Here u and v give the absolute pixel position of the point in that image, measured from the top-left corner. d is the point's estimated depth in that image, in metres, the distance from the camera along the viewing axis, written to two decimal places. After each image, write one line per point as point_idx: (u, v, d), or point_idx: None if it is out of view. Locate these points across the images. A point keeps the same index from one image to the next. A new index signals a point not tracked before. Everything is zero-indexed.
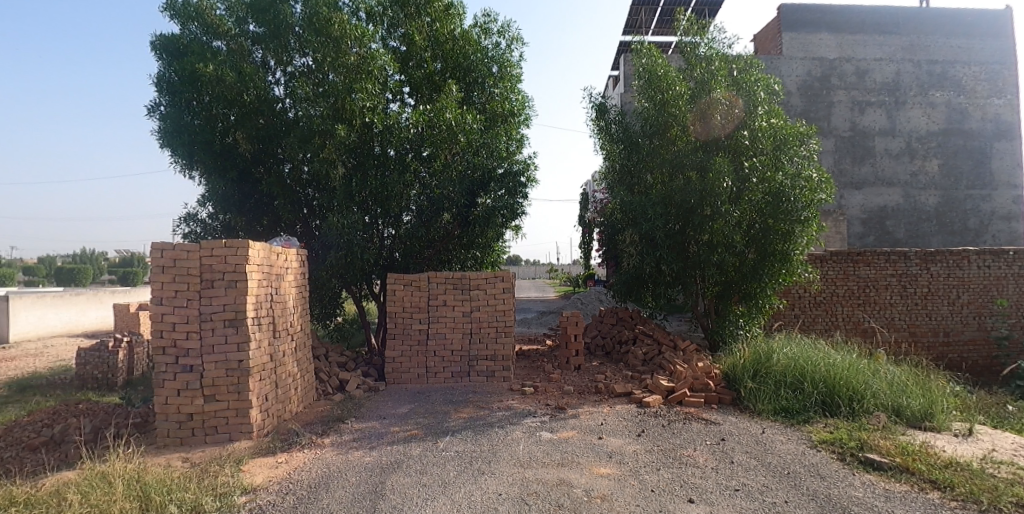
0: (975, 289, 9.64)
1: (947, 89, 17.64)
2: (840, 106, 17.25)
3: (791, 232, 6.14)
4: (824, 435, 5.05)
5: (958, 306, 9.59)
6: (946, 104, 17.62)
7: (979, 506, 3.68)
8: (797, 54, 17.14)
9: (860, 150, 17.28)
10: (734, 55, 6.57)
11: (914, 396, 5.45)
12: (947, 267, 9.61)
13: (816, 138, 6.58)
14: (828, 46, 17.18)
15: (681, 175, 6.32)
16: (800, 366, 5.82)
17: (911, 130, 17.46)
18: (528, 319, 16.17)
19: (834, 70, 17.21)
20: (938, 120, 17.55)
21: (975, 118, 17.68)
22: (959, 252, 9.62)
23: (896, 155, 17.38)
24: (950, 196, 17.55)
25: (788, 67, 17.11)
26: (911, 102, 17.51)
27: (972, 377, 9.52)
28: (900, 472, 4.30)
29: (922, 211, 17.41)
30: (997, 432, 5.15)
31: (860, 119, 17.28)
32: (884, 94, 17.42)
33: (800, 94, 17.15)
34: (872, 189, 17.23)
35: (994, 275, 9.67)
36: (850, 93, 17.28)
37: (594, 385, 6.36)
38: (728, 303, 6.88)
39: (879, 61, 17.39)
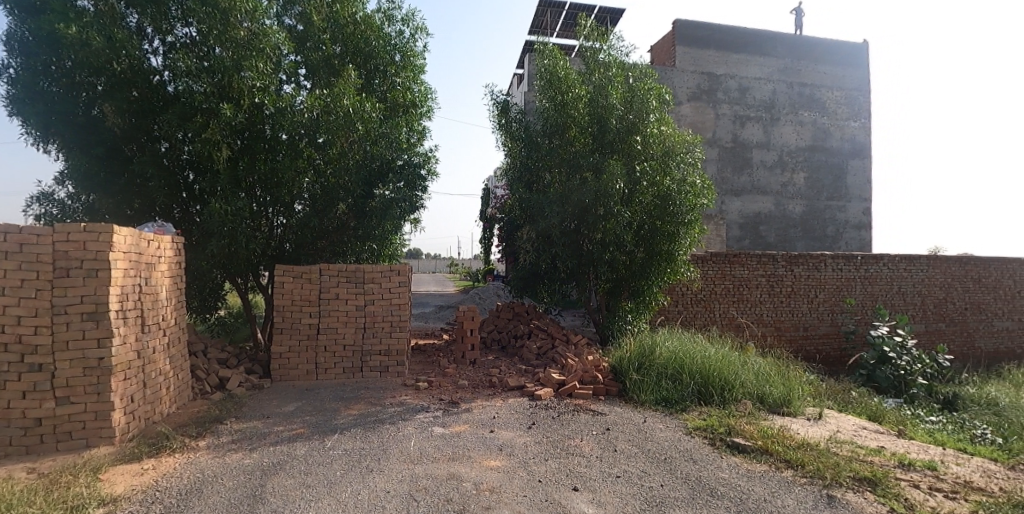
0: (829, 288, 10.84)
1: (813, 109, 19.69)
2: (724, 119, 18.75)
3: (676, 234, 6.50)
4: (697, 421, 5.45)
5: (815, 303, 10.75)
6: (813, 123, 19.69)
7: (823, 481, 4.45)
8: (688, 67, 18.36)
9: (740, 161, 18.89)
10: (631, 63, 6.82)
11: (775, 384, 6.00)
12: (808, 268, 10.74)
13: (702, 147, 6.96)
14: (717, 62, 18.60)
15: (578, 174, 6.52)
16: (679, 358, 6.19)
17: (784, 145, 19.35)
18: (427, 313, 16.01)
19: (720, 85, 18.69)
20: (805, 137, 19.58)
21: (835, 138, 19.95)
22: (817, 255, 10.79)
23: (769, 167, 19.20)
24: (814, 207, 19.66)
25: (680, 79, 18.27)
26: (784, 119, 19.37)
27: (823, 367, 10.70)
28: (761, 454, 4.88)
29: (790, 219, 19.33)
30: (841, 415, 5.81)
31: (741, 132, 18.87)
32: (761, 110, 19.13)
33: (690, 104, 18.39)
34: (749, 198, 18.89)
35: (845, 277, 10.93)
36: (733, 108, 18.83)
37: (489, 378, 6.38)
38: (618, 299, 7.08)
39: (758, 80, 19.09)
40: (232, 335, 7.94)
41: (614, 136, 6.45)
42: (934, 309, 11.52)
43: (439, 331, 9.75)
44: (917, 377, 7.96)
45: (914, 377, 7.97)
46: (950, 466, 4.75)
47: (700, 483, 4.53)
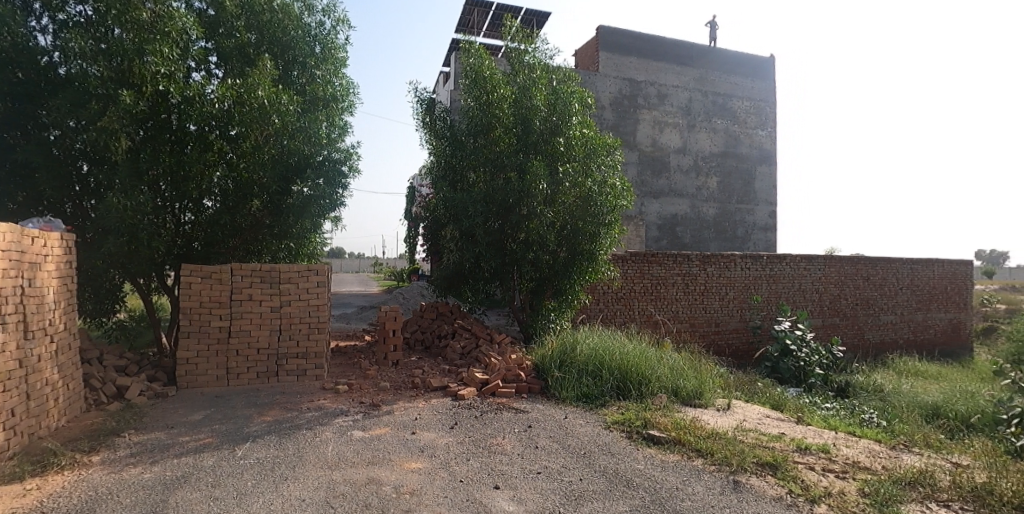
0: (738, 286, 11.49)
1: (725, 118, 20.96)
2: (644, 124, 19.49)
3: (597, 235, 6.62)
4: (615, 416, 5.62)
5: (726, 300, 11.34)
6: (725, 130, 20.94)
7: (730, 468, 4.73)
8: (611, 72, 18.98)
9: (659, 165, 19.70)
10: (554, 67, 6.99)
11: (688, 378, 6.30)
12: (719, 268, 11.30)
13: (621, 150, 7.17)
14: (637, 69, 19.35)
15: (502, 174, 6.49)
16: (599, 355, 6.37)
17: (698, 150, 20.37)
18: (347, 314, 15.51)
19: (640, 91, 19.40)
20: (717, 143, 20.78)
21: (745, 145, 21.35)
22: (727, 256, 11.41)
23: (685, 171, 20.16)
24: (725, 209, 20.87)
25: (603, 84, 18.77)
26: (699, 126, 20.45)
27: (731, 360, 11.26)
28: (674, 444, 5.10)
29: (704, 220, 20.40)
30: (749, 405, 6.17)
31: (659, 137, 19.70)
32: (678, 117, 20.04)
33: (612, 109, 18.93)
34: (666, 200, 19.73)
35: (752, 276, 11.64)
36: (652, 114, 19.59)
37: (411, 379, 6.29)
38: (541, 298, 7.20)
39: (676, 88, 20.05)
40: (132, 341, 7.33)
41: (538, 136, 6.53)
42: (830, 305, 12.52)
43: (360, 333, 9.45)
44: (815, 368, 8.58)
45: (812, 367, 8.61)
46: (841, 448, 5.13)
47: (618, 475, 4.66)
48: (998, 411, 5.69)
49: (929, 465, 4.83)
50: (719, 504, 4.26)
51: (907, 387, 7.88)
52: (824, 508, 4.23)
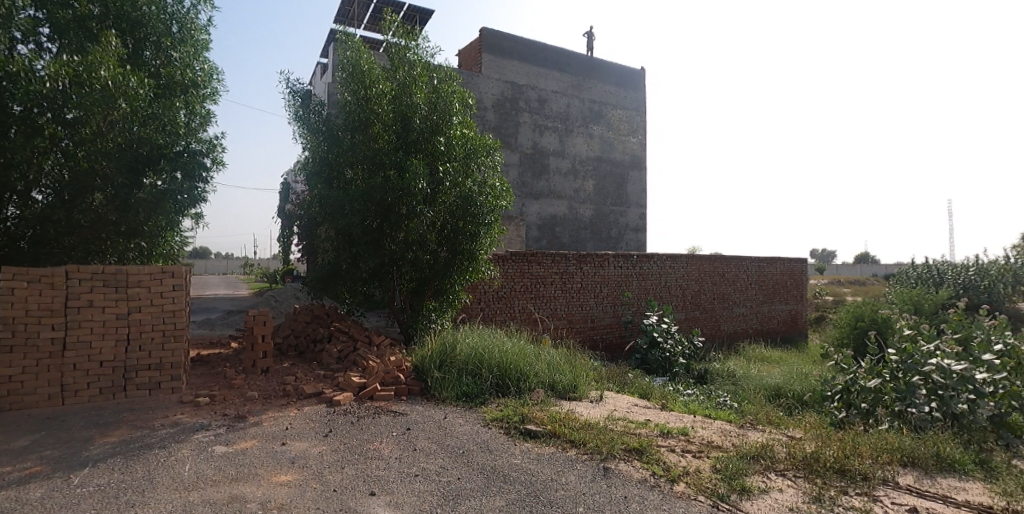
0: (613, 283, 11.45)
1: (600, 125, 22.19)
2: (524, 127, 20.05)
3: (476, 234, 6.71)
4: (494, 413, 5.74)
5: (601, 297, 11.18)
6: (601, 137, 22.12)
7: (601, 455, 5.02)
8: (493, 75, 19.35)
9: (539, 167, 20.28)
10: (436, 64, 6.95)
11: (564, 372, 6.61)
12: (595, 265, 11.11)
13: (502, 151, 7.30)
14: (519, 73, 19.99)
15: (381, 172, 6.33)
16: (479, 354, 6.46)
17: (575, 155, 21.28)
18: (211, 320, 14.08)
19: (521, 94, 20.01)
20: (594, 147, 21.86)
21: (618, 150, 22.71)
22: (601, 254, 11.26)
23: (563, 173, 20.91)
24: (600, 211, 21.94)
25: (485, 84, 19.11)
26: (576, 131, 21.42)
27: (606, 355, 11.04)
28: (550, 437, 5.31)
29: (580, 221, 21.28)
30: (618, 395, 6.59)
31: (539, 140, 20.34)
32: (557, 121, 20.88)
33: (494, 110, 19.29)
34: (546, 201, 20.29)
35: (624, 273, 11.71)
36: (533, 117, 20.25)
37: (282, 387, 5.98)
38: (422, 298, 7.16)
39: (556, 94, 20.95)
40: None
41: (417, 135, 6.52)
42: (692, 298, 13.45)
43: (225, 340, 8.65)
44: (678, 357, 9.44)
45: (675, 357, 9.43)
46: (698, 430, 5.62)
47: (497, 471, 4.73)
48: (824, 389, 6.63)
49: (770, 440, 5.41)
50: (589, 491, 4.49)
51: (754, 371, 8.75)
52: (681, 485, 4.65)
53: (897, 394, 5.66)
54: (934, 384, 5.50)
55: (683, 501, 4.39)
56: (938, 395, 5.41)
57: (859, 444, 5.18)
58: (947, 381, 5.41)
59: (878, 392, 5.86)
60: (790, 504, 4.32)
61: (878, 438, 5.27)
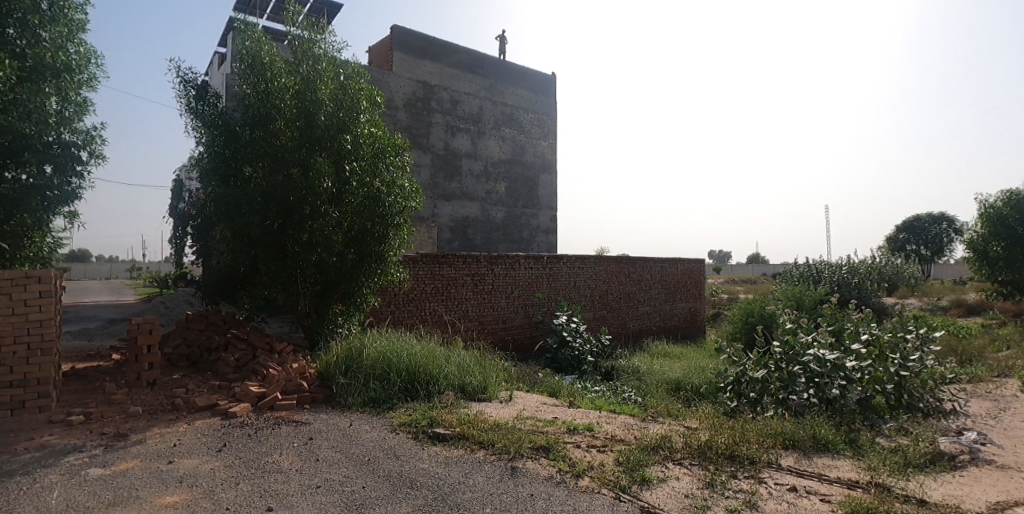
0: (523, 284, 11.58)
1: (512, 128, 22.41)
2: (437, 127, 19.81)
3: (385, 235, 6.73)
4: (403, 418, 5.86)
5: (512, 298, 11.27)
6: (512, 140, 22.36)
7: (508, 455, 5.13)
8: (404, 74, 19.03)
9: (451, 168, 20.08)
10: (344, 60, 7.00)
11: (475, 374, 6.81)
12: (505, 267, 11.20)
13: (412, 152, 7.38)
14: (431, 73, 19.68)
15: (283, 170, 6.31)
16: (387, 358, 6.54)
17: (487, 157, 21.34)
18: (88, 331, 12.78)
19: (433, 95, 19.71)
20: (505, 149, 22.04)
21: (529, 153, 23.05)
22: (512, 256, 11.34)
23: (476, 176, 20.91)
24: (511, 213, 22.13)
25: (396, 83, 18.65)
26: (488, 133, 21.47)
27: (516, 355, 11.19)
28: (459, 439, 5.44)
29: (492, 223, 21.32)
30: (527, 395, 6.86)
31: (452, 141, 20.17)
32: (468, 123, 20.81)
33: (405, 110, 18.90)
34: (458, 202, 20.12)
35: (534, 274, 11.86)
36: (445, 118, 20.03)
37: (171, 401, 5.66)
38: (328, 302, 7.08)
39: (468, 95, 20.89)
40: None
41: (324, 130, 6.44)
42: (600, 298, 13.84)
43: (108, 353, 7.89)
44: (586, 356, 9.83)
45: (584, 355, 9.81)
46: (604, 425, 5.87)
47: (405, 477, 4.65)
48: (718, 380, 7.07)
49: (670, 431, 5.72)
50: (497, 492, 4.50)
51: (657, 367, 9.21)
52: (586, 480, 4.80)
53: (780, 382, 6.11)
54: (811, 372, 6.00)
55: (587, 494, 4.54)
56: (815, 382, 5.89)
57: (748, 430, 5.56)
58: (822, 370, 5.94)
59: (765, 381, 6.25)
60: (686, 491, 4.61)
61: (764, 424, 5.68)
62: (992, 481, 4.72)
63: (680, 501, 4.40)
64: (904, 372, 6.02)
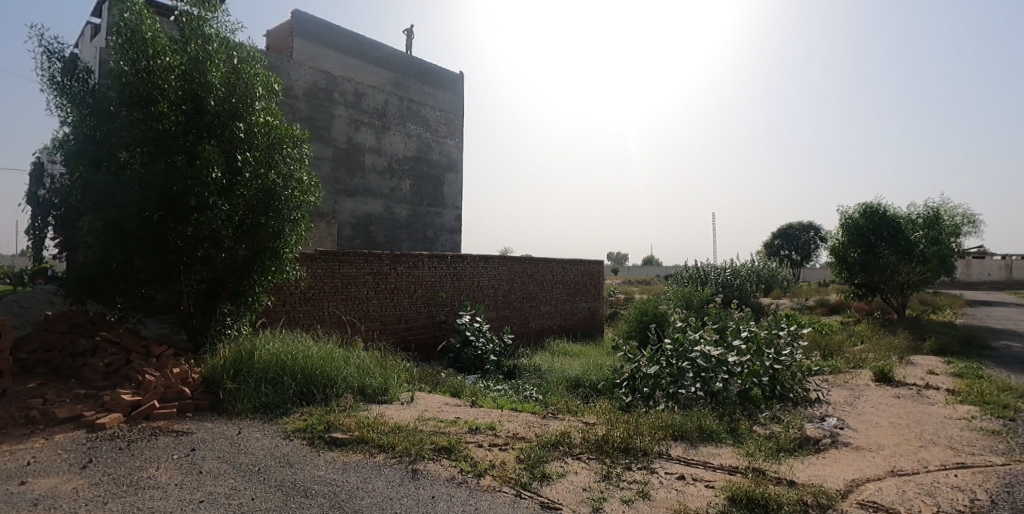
0: (426, 283, 11.46)
1: (418, 124, 22.17)
2: (340, 120, 19.04)
3: (280, 230, 6.55)
4: (298, 423, 5.60)
5: (415, 298, 11.13)
6: (418, 138, 22.07)
7: (409, 457, 5.03)
8: (305, 61, 18.16)
9: (354, 163, 19.39)
10: (237, 42, 6.75)
11: (375, 376, 6.77)
12: (409, 266, 11.04)
13: (311, 143, 7.25)
14: (333, 63, 18.95)
15: (166, 157, 5.89)
16: (280, 360, 6.31)
17: (391, 154, 20.84)
18: None
19: (336, 86, 18.99)
20: (410, 147, 21.71)
21: (435, 152, 22.84)
22: (416, 254, 11.21)
23: (380, 172, 20.33)
24: (416, 211, 21.85)
25: (297, 71, 17.81)
26: (393, 129, 21.01)
27: (418, 355, 11.03)
28: (356, 443, 5.27)
29: (396, 221, 20.92)
30: (428, 395, 6.91)
31: (355, 135, 19.49)
32: (374, 117, 20.26)
33: (306, 100, 18.06)
34: (360, 199, 19.44)
35: (437, 274, 11.81)
36: (349, 111, 19.33)
37: (25, 413, 4.98)
38: (216, 301, 6.70)
39: (373, 89, 20.33)
40: None
41: (214, 116, 6.16)
42: (502, 297, 13.97)
43: None
44: (488, 355, 9.94)
45: (486, 354, 9.92)
46: (505, 424, 5.93)
47: (298, 484, 4.41)
48: (615, 377, 7.43)
49: (568, 427, 5.88)
50: (395, 495, 4.37)
51: (556, 365, 9.53)
52: (487, 479, 4.80)
53: (671, 377, 6.52)
54: (698, 367, 6.41)
55: (489, 493, 4.54)
56: (701, 377, 6.33)
57: (641, 423, 5.85)
58: (708, 365, 6.38)
59: (657, 377, 6.66)
60: (583, 485, 4.74)
61: (656, 417, 6.00)
62: (848, 461, 5.30)
63: (578, 495, 4.53)
64: (777, 366, 6.63)
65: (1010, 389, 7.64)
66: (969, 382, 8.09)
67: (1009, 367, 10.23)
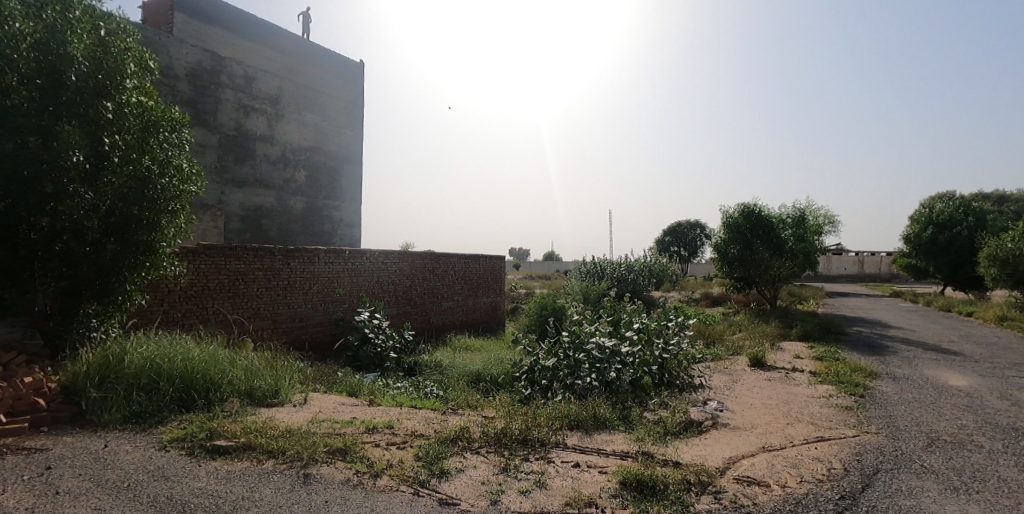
0: (323, 280, 11.03)
1: (315, 113, 21.27)
2: (227, 105, 17.94)
3: (157, 223, 6.21)
4: (176, 432, 5.14)
5: (310, 295, 10.69)
6: (314, 126, 21.20)
7: (301, 462, 4.78)
8: (188, 39, 16.85)
9: (243, 151, 18.39)
10: (102, 13, 6.27)
11: (264, 378, 6.46)
12: (303, 261, 10.58)
13: (192, 129, 6.98)
14: (221, 43, 17.75)
15: (15, 138, 5.28)
16: (154, 365, 5.80)
17: (285, 143, 19.93)
18: None
19: (223, 68, 17.87)
20: (306, 136, 20.84)
21: (332, 143, 22.06)
22: (312, 249, 10.76)
23: (273, 162, 19.44)
24: (312, 204, 21.02)
25: (178, 50, 16.55)
26: (288, 117, 20.09)
27: (313, 355, 10.60)
28: (242, 451, 4.93)
29: (291, 215, 20.04)
30: (323, 396, 6.70)
31: (245, 121, 18.46)
32: (266, 104, 19.27)
33: (188, 81, 16.84)
34: (250, 190, 18.53)
35: (335, 270, 11.40)
36: (237, 95, 18.24)
37: None
38: (77, 301, 6.10)
39: (265, 73, 19.28)
40: None
41: (76, 92, 5.63)
42: (403, 294, 13.72)
43: None
44: (389, 352, 9.76)
45: (386, 352, 9.73)
46: (403, 422, 5.85)
47: (172, 496, 4.01)
48: (515, 371, 7.50)
49: (467, 422, 5.90)
50: (285, 501, 4.12)
51: (457, 360, 9.59)
52: (384, 479, 4.65)
53: (568, 369, 6.74)
54: (593, 358, 6.72)
55: (385, 494, 4.39)
56: (596, 367, 6.62)
57: (539, 415, 5.99)
58: (602, 356, 6.72)
59: (555, 369, 6.81)
60: (482, 478, 4.73)
61: (553, 408, 6.17)
62: (726, 441, 5.73)
63: (477, 489, 4.52)
64: (666, 355, 7.10)
65: (859, 370, 8.76)
66: (827, 364, 9.16)
67: (857, 349, 11.73)
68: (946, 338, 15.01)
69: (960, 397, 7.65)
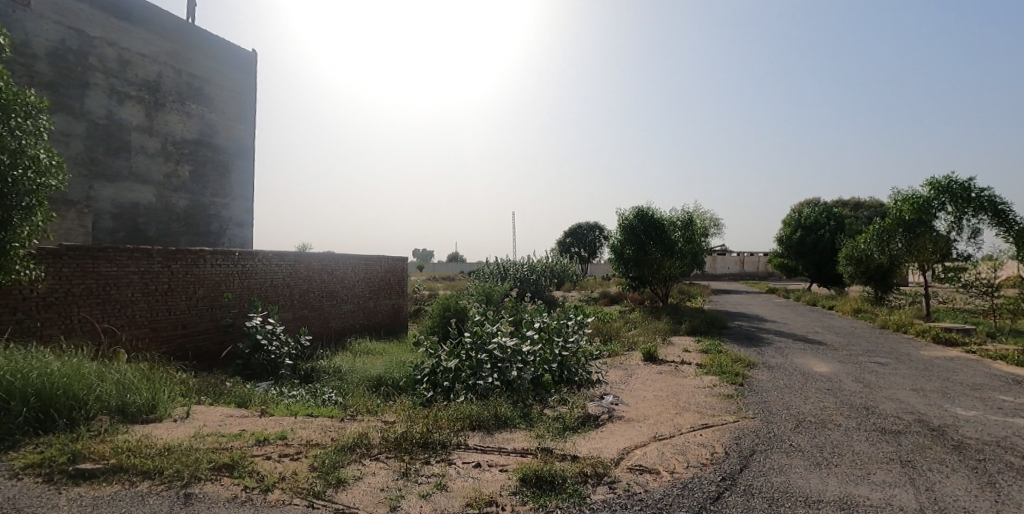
0: (208, 284, 10.28)
1: (201, 104, 19.71)
2: (96, 90, 16.23)
3: (8, 220, 5.58)
4: (30, 458, 4.57)
5: (194, 300, 9.94)
6: (200, 117, 19.65)
7: (181, 481, 4.43)
8: (48, 14, 15.11)
9: (115, 142, 16.68)
10: None
11: (140, 392, 5.97)
12: (187, 264, 9.80)
13: (50, 114, 6.24)
14: (89, 21, 16.06)
15: None
16: (3, 383, 5.13)
17: (166, 134, 18.34)
18: None
19: (93, 48, 16.18)
20: (190, 128, 19.25)
21: (220, 136, 20.47)
22: (196, 250, 9.98)
23: (152, 155, 17.80)
24: (197, 202, 19.43)
25: (34, 26, 14.81)
26: (169, 106, 18.48)
27: (198, 365, 9.87)
28: (113, 473, 4.48)
29: (172, 212, 18.41)
30: (209, 408, 6.33)
31: (117, 109, 16.77)
32: (143, 91, 17.62)
33: (48, 62, 15.11)
34: (123, 185, 16.85)
35: (222, 272, 10.64)
36: (109, 80, 16.57)
37: None
38: None
39: (143, 57, 17.65)
40: None
41: None
42: (299, 297, 13.10)
43: None
44: (284, 359, 9.31)
45: (281, 358, 9.28)
46: (297, 431, 5.65)
47: None
48: (415, 373, 7.46)
49: (366, 428, 5.79)
50: None
51: (357, 365, 9.42)
52: (275, 493, 4.41)
53: (470, 369, 6.85)
54: (496, 358, 6.92)
55: (276, 508, 4.17)
56: (498, 367, 6.82)
57: (439, 417, 6.00)
58: (504, 355, 6.94)
59: (457, 370, 6.89)
60: (380, 485, 4.63)
61: (455, 409, 6.21)
62: (621, 433, 6.05)
63: (375, 496, 4.41)
64: (565, 352, 7.48)
65: (739, 361, 9.66)
66: (712, 356, 10.01)
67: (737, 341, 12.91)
68: (813, 329, 16.94)
69: (823, 381, 8.66)
